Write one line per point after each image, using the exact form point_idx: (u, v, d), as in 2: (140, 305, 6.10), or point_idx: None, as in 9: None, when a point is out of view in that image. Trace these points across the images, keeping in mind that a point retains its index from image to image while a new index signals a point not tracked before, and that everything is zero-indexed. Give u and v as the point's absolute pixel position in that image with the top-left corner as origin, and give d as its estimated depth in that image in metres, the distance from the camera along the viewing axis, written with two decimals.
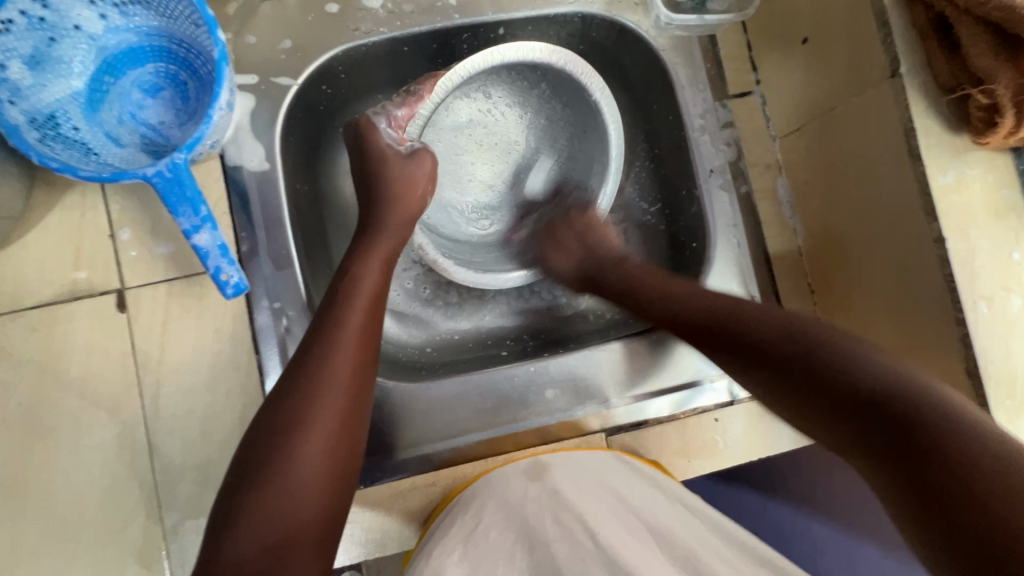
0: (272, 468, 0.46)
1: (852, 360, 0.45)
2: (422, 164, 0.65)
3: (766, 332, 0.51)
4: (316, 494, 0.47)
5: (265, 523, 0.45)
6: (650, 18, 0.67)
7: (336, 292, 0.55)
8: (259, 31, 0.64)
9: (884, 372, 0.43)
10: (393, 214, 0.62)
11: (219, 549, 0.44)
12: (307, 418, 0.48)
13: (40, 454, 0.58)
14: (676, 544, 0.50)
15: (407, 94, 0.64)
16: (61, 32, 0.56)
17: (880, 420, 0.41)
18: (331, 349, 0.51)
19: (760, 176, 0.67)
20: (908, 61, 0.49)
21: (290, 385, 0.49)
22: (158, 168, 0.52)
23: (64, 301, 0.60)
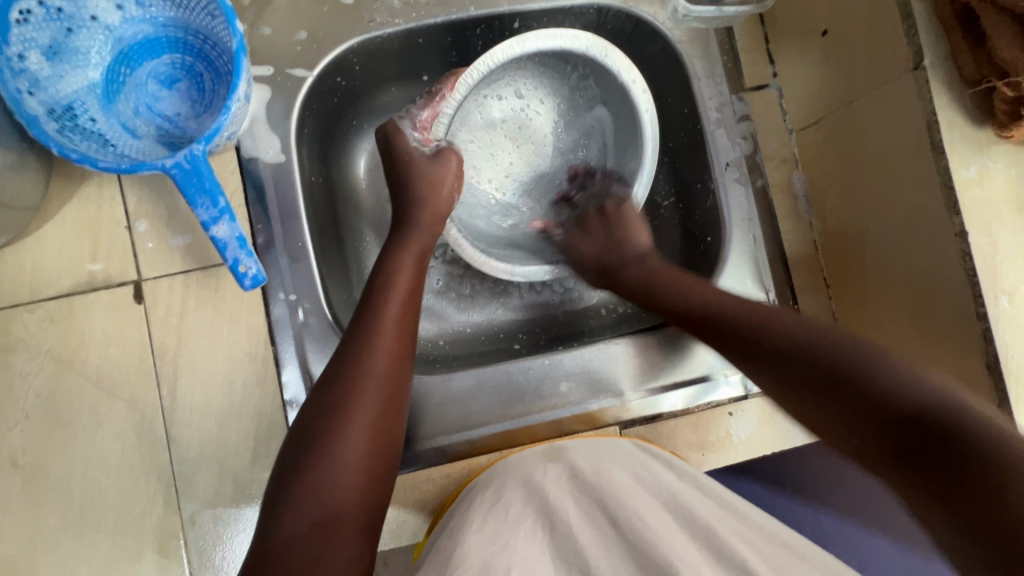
0: (322, 450, 0.47)
1: (894, 386, 0.42)
2: (449, 162, 0.64)
3: (792, 331, 0.51)
4: (361, 478, 0.48)
5: (315, 501, 0.45)
6: (667, 9, 0.67)
7: (374, 288, 0.56)
8: (274, 22, 0.64)
9: (917, 396, 0.40)
10: (427, 212, 0.62)
11: (272, 529, 0.45)
12: (354, 403, 0.49)
13: (59, 443, 0.59)
14: (699, 521, 0.49)
15: (430, 96, 0.66)
16: (79, 23, 0.57)
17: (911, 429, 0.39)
18: (373, 339, 0.52)
19: (777, 170, 0.67)
20: (932, 53, 0.49)
21: (336, 373, 0.51)
22: (177, 159, 0.52)
23: (82, 292, 0.60)
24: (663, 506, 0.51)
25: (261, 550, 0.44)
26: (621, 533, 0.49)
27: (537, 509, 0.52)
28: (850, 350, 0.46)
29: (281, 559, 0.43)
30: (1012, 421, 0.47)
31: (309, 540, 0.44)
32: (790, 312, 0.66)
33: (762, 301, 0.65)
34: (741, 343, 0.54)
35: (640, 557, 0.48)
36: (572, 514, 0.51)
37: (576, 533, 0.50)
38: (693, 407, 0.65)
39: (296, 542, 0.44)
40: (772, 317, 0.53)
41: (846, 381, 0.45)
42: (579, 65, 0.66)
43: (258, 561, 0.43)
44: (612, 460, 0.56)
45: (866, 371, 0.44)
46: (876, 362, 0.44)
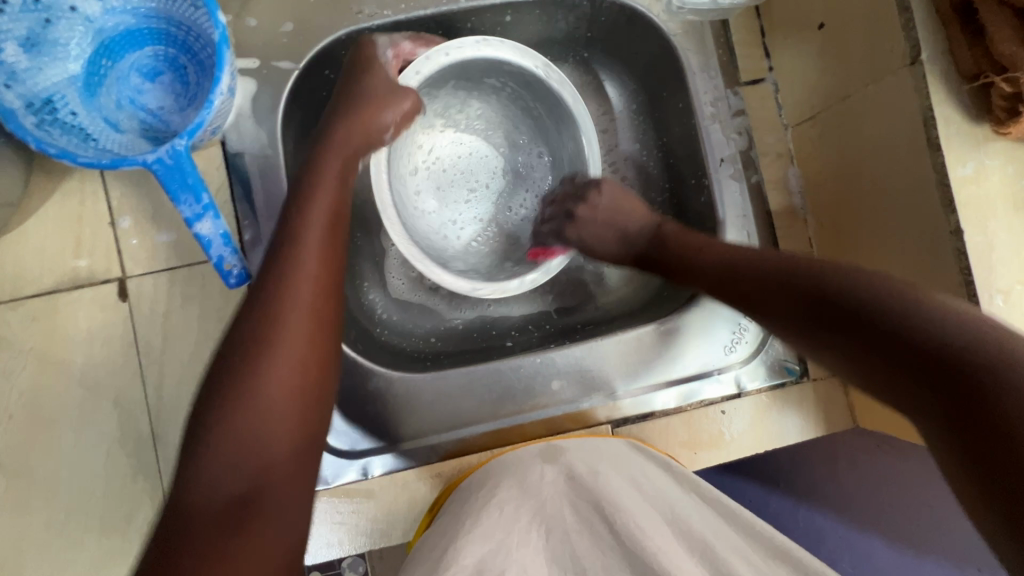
0: (237, 397, 0.44)
1: (903, 306, 0.41)
2: (405, 99, 0.57)
3: (801, 281, 0.49)
4: (288, 431, 0.45)
5: (233, 465, 0.42)
6: (662, 1, 0.66)
7: (300, 191, 0.52)
8: (259, 13, 0.63)
9: (933, 316, 0.39)
10: (350, 111, 0.56)
11: (189, 486, 0.41)
12: (278, 341, 0.45)
13: (44, 444, 0.58)
14: (694, 531, 0.49)
15: (408, 62, 0.62)
16: (57, 14, 0.55)
17: (924, 361, 0.38)
18: (295, 263, 0.48)
19: (771, 166, 0.66)
20: (930, 48, 0.48)
21: (254, 306, 0.47)
22: (159, 155, 0.51)
23: (65, 290, 0.59)
24: (660, 515, 0.51)
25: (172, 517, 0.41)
26: (616, 538, 0.51)
27: (533, 512, 0.54)
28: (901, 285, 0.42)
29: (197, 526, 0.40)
30: None
31: (231, 505, 0.41)
32: None
33: None
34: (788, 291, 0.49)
35: (633, 559, 0.49)
36: (570, 523, 0.54)
37: (573, 541, 0.52)
38: (686, 405, 0.65)
39: (215, 499, 0.41)
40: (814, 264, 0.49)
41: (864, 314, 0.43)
42: (508, 76, 0.65)
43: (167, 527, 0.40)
44: (609, 461, 0.56)
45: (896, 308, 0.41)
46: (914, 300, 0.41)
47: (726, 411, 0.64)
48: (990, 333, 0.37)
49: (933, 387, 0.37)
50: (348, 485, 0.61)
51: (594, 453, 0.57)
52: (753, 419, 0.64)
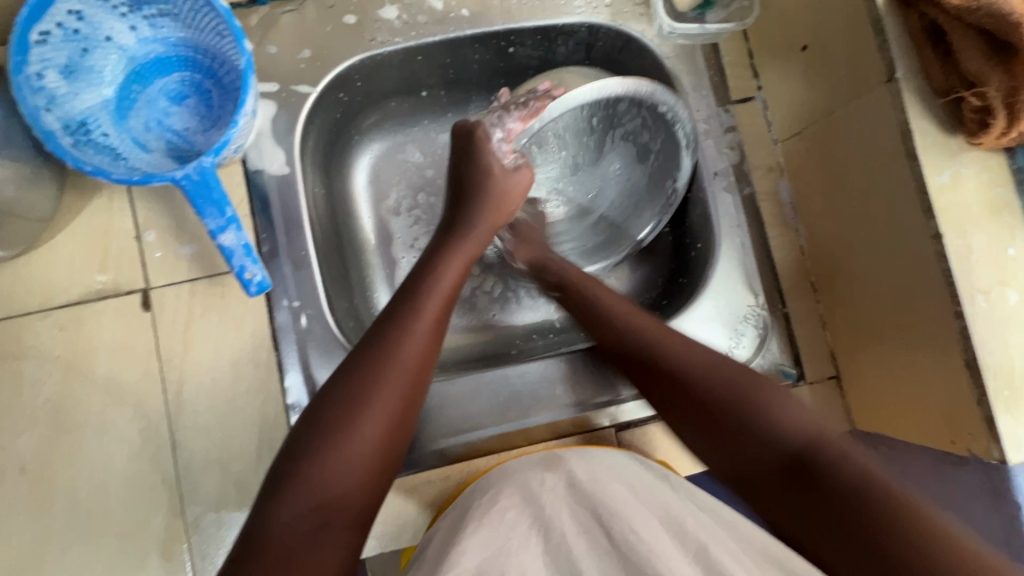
0: (334, 438, 0.47)
1: (778, 420, 0.48)
2: (520, 178, 0.65)
3: (698, 372, 0.53)
4: (369, 473, 0.48)
5: (315, 495, 0.45)
6: (654, 27, 0.70)
7: (422, 278, 0.57)
8: (280, 41, 0.67)
9: (801, 432, 0.47)
10: (483, 217, 0.63)
11: (268, 516, 0.44)
12: (376, 392, 0.49)
13: (67, 448, 0.60)
14: (690, 533, 0.48)
15: (527, 109, 0.64)
16: (94, 43, 0.60)
17: (799, 472, 0.46)
18: (409, 333, 0.52)
19: (763, 178, 0.70)
20: (903, 66, 0.52)
21: (361, 360, 0.51)
22: (187, 171, 0.54)
23: (91, 300, 0.62)
24: (661, 522, 0.49)
25: (253, 537, 0.44)
26: (612, 543, 0.48)
27: (532, 517, 0.51)
28: (749, 386, 0.51)
29: (277, 546, 0.43)
30: (991, 415, 0.49)
31: (303, 529, 0.44)
32: (779, 315, 0.68)
33: (751, 305, 0.67)
34: (651, 382, 0.56)
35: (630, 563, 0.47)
36: (567, 526, 0.50)
37: (571, 543, 0.49)
38: None
39: (293, 531, 0.44)
40: (675, 343, 0.56)
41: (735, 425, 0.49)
42: (649, 120, 0.68)
43: (248, 546, 0.43)
44: (611, 476, 0.56)
45: (755, 411, 0.49)
46: (761, 400, 0.50)
47: None
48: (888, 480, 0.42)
49: (818, 507, 0.44)
50: None
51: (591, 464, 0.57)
52: None
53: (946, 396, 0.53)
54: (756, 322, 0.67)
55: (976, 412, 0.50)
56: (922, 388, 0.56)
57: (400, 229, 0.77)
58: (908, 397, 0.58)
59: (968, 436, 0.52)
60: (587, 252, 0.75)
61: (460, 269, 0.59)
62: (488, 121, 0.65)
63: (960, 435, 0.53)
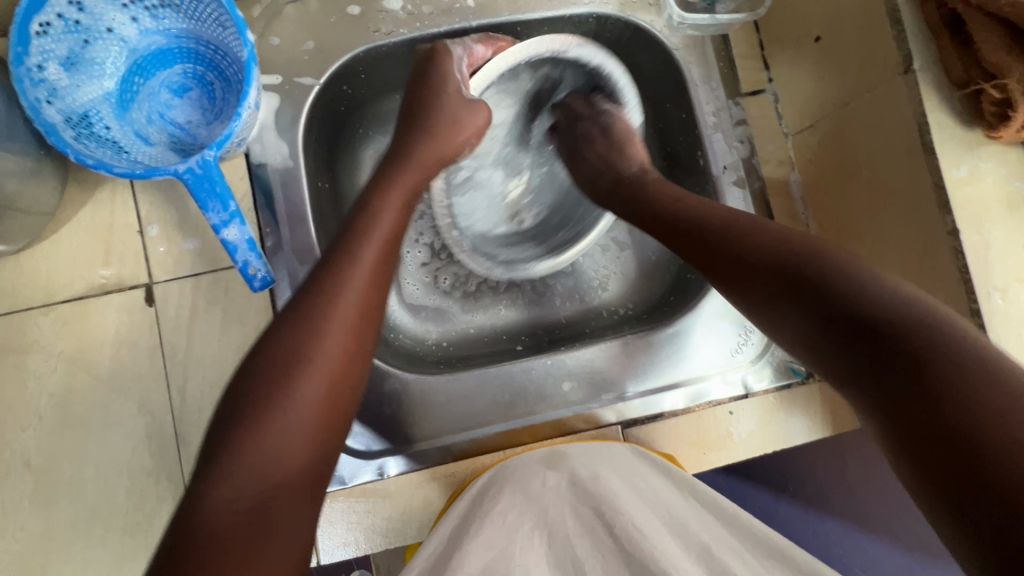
0: (272, 401, 0.43)
1: (862, 289, 0.39)
2: (478, 114, 0.63)
3: (766, 242, 0.46)
4: (312, 438, 0.44)
5: (259, 464, 0.41)
6: (663, 17, 0.69)
7: (358, 223, 0.52)
8: (282, 33, 0.66)
9: (894, 300, 0.38)
10: (410, 171, 0.59)
11: (202, 497, 0.39)
12: (314, 350, 0.45)
13: (72, 444, 0.60)
14: (694, 534, 0.51)
15: (485, 36, 0.64)
16: (95, 35, 0.59)
17: (870, 341, 0.37)
18: (342, 280, 0.48)
19: (773, 172, 0.68)
20: (921, 57, 0.50)
21: (289, 323, 0.46)
22: (189, 165, 0.54)
23: (94, 295, 0.62)
24: (661, 520, 0.53)
25: (187, 515, 0.39)
26: (616, 542, 0.53)
27: (535, 519, 0.55)
28: (821, 251, 0.43)
29: (218, 524, 0.38)
30: None
31: (246, 503, 0.39)
32: None
33: None
34: (707, 257, 0.50)
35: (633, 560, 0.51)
36: (570, 526, 0.55)
37: (574, 544, 0.54)
38: (693, 406, 0.66)
39: (236, 503, 0.39)
40: (750, 226, 0.49)
41: (813, 281, 0.42)
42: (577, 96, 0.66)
43: (184, 526, 0.38)
44: (609, 465, 0.57)
45: (837, 269, 0.41)
46: (840, 261, 0.42)
47: (734, 411, 0.65)
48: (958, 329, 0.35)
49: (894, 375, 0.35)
50: (365, 485, 0.63)
51: (592, 457, 0.58)
52: (761, 418, 0.65)
53: None
54: None
55: None
56: None
57: None
58: None
59: None
60: (549, 248, 0.72)
61: (399, 214, 0.55)
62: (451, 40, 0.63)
63: None
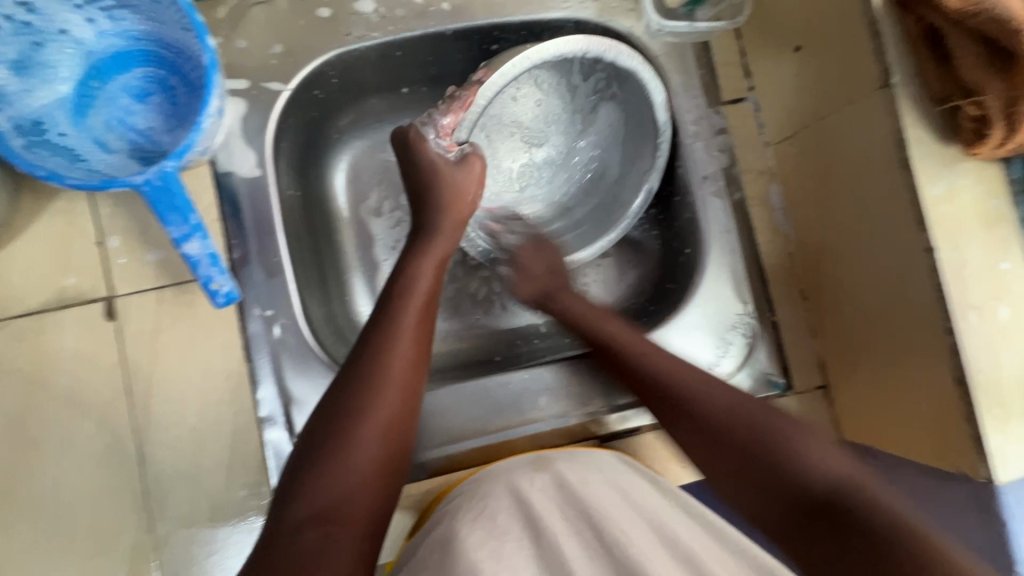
0: (335, 445, 0.46)
1: (802, 468, 0.45)
2: (473, 168, 0.63)
3: (721, 407, 0.51)
4: (370, 477, 0.47)
5: (324, 501, 0.45)
6: (643, 23, 0.67)
7: (399, 280, 0.57)
8: (249, 35, 0.64)
9: (832, 478, 0.44)
10: (449, 218, 0.61)
11: (282, 516, 0.44)
12: (372, 398, 0.48)
13: (28, 466, 0.58)
14: (681, 542, 0.49)
15: (451, 101, 0.61)
16: (48, 37, 0.56)
17: (822, 518, 0.43)
18: (393, 334, 0.52)
19: (753, 183, 0.68)
20: (899, 72, 0.50)
21: (354, 372, 0.50)
22: (147, 176, 0.51)
23: (51, 309, 0.59)
24: (648, 524, 0.50)
25: (268, 541, 0.44)
26: (604, 546, 0.48)
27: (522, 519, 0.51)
28: (775, 424, 0.48)
29: (287, 554, 0.42)
30: (980, 434, 0.48)
31: (313, 535, 0.43)
32: (768, 323, 0.67)
33: (739, 313, 0.66)
34: (657, 402, 0.54)
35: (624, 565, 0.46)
36: (559, 527, 0.50)
37: (560, 543, 0.48)
38: None
39: (299, 536, 0.43)
40: (694, 378, 0.54)
41: (769, 461, 0.47)
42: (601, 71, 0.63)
43: (265, 548, 0.43)
44: (599, 473, 0.56)
45: (785, 456, 0.46)
46: (786, 441, 0.47)
47: None
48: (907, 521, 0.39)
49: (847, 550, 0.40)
50: None
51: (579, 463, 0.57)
52: None
53: (935, 412, 0.52)
54: (744, 331, 0.66)
55: (964, 429, 0.49)
56: (911, 402, 0.54)
57: (382, 231, 0.75)
58: (897, 411, 0.57)
59: (956, 453, 0.51)
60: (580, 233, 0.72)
61: (436, 268, 0.59)
62: (421, 122, 0.63)
63: (948, 451, 0.52)
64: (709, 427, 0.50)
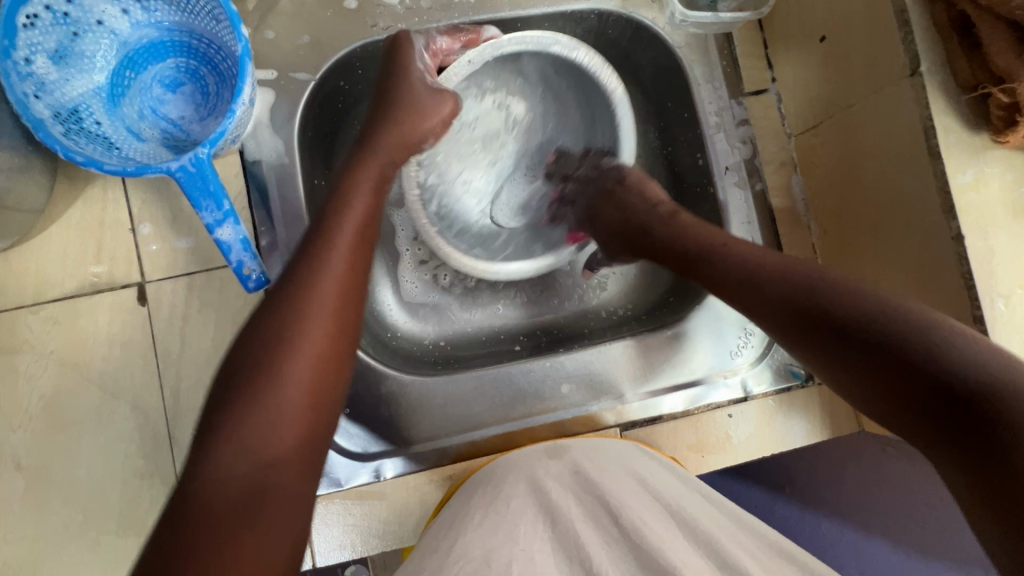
0: (264, 386, 0.44)
1: (882, 305, 0.44)
2: (444, 103, 0.62)
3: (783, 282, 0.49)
4: (303, 416, 0.45)
5: (254, 448, 0.42)
6: (665, 14, 0.68)
7: (327, 214, 0.53)
8: (277, 26, 0.65)
9: (870, 305, 0.44)
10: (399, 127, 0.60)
11: (200, 471, 0.41)
12: (299, 335, 0.46)
13: (62, 446, 0.59)
14: (698, 526, 0.48)
15: (453, 26, 0.65)
16: (84, 27, 0.57)
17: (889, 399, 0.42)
18: (321, 263, 0.49)
19: (775, 174, 0.68)
20: (928, 60, 0.49)
21: (278, 314, 0.47)
22: (182, 162, 0.52)
23: (85, 293, 0.61)
24: (665, 510, 0.50)
25: (187, 494, 0.40)
26: (621, 533, 0.49)
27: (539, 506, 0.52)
28: (815, 280, 0.48)
29: (212, 503, 0.39)
30: None
31: (244, 485, 0.41)
32: None
33: None
34: (708, 272, 0.56)
35: (642, 556, 0.46)
36: (575, 513, 0.51)
37: (578, 529, 0.49)
38: (693, 408, 0.66)
39: (230, 484, 0.41)
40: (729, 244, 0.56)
41: (838, 319, 0.45)
42: (548, 64, 0.68)
43: (189, 503, 0.39)
44: (612, 460, 0.56)
45: (844, 300, 0.45)
46: (854, 289, 0.46)
47: (733, 414, 0.65)
48: (957, 341, 0.40)
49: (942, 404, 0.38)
50: (360, 487, 0.61)
51: (589, 453, 0.57)
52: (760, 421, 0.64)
53: None
54: None
55: None
56: None
57: (403, 222, 0.76)
58: None
59: None
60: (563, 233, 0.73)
61: (370, 198, 0.56)
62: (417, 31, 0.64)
63: None
64: (767, 279, 0.51)
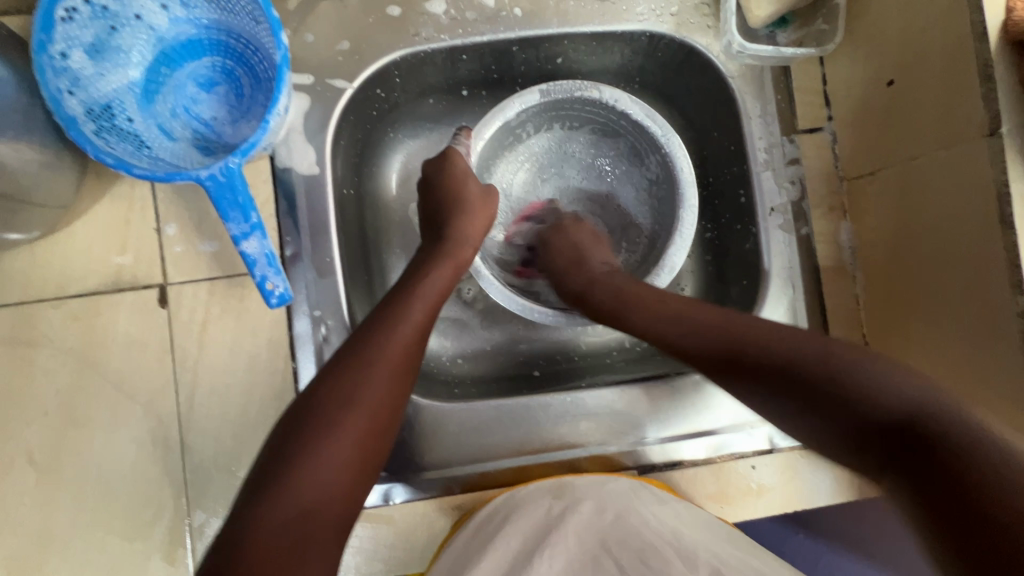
0: (317, 440, 0.44)
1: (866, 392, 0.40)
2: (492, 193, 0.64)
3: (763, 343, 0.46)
4: (350, 474, 0.45)
5: (303, 501, 0.42)
6: (721, 42, 0.64)
7: (410, 282, 0.56)
8: (317, 30, 0.63)
9: (886, 396, 0.39)
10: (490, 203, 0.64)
11: (248, 522, 0.41)
12: (361, 395, 0.47)
13: (75, 444, 0.59)
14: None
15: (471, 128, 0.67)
16: (122, 21, 0.56)
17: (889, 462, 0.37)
18: (393, 328, 0.51)
19: (823, 219, 0.64)
20: (1011, 121, 0.45)
21: (341, 367, 0.48)
22: (212, 171, 0.51)
23: (106, 291, 0.60)
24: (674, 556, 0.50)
25: (229, 546, 0.40)
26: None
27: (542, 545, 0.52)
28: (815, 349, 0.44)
29: (257, 554, 0.39)
30: None
31: (287, 537, 0.40)
32: None
33: None
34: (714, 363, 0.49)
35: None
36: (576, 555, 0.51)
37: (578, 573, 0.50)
38: (715, 457, 0.63)
39: (276, 537, 0.40)
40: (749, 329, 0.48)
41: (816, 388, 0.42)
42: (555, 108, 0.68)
43: (227, 552, 0.39)
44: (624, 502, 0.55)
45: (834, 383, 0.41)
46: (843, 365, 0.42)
47: (756, 466, 0.62)
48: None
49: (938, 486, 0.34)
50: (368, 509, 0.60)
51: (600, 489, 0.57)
52: (786, 477, 0.62)
53: None
54: None
55: None
56: None
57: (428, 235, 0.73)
58: None
59: None
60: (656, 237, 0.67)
61: (450, 271, 0.58)
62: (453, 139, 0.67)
63: None
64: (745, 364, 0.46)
